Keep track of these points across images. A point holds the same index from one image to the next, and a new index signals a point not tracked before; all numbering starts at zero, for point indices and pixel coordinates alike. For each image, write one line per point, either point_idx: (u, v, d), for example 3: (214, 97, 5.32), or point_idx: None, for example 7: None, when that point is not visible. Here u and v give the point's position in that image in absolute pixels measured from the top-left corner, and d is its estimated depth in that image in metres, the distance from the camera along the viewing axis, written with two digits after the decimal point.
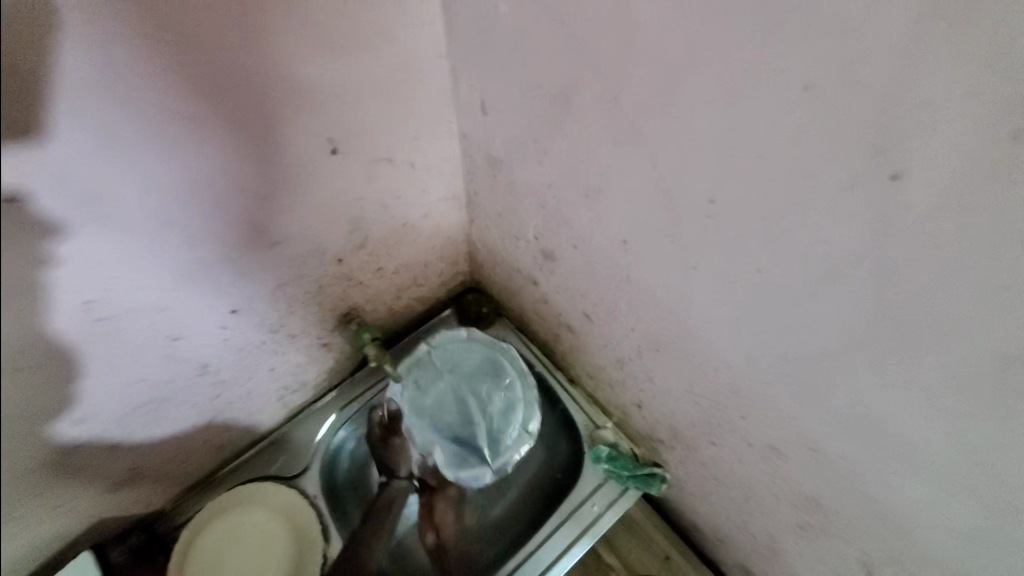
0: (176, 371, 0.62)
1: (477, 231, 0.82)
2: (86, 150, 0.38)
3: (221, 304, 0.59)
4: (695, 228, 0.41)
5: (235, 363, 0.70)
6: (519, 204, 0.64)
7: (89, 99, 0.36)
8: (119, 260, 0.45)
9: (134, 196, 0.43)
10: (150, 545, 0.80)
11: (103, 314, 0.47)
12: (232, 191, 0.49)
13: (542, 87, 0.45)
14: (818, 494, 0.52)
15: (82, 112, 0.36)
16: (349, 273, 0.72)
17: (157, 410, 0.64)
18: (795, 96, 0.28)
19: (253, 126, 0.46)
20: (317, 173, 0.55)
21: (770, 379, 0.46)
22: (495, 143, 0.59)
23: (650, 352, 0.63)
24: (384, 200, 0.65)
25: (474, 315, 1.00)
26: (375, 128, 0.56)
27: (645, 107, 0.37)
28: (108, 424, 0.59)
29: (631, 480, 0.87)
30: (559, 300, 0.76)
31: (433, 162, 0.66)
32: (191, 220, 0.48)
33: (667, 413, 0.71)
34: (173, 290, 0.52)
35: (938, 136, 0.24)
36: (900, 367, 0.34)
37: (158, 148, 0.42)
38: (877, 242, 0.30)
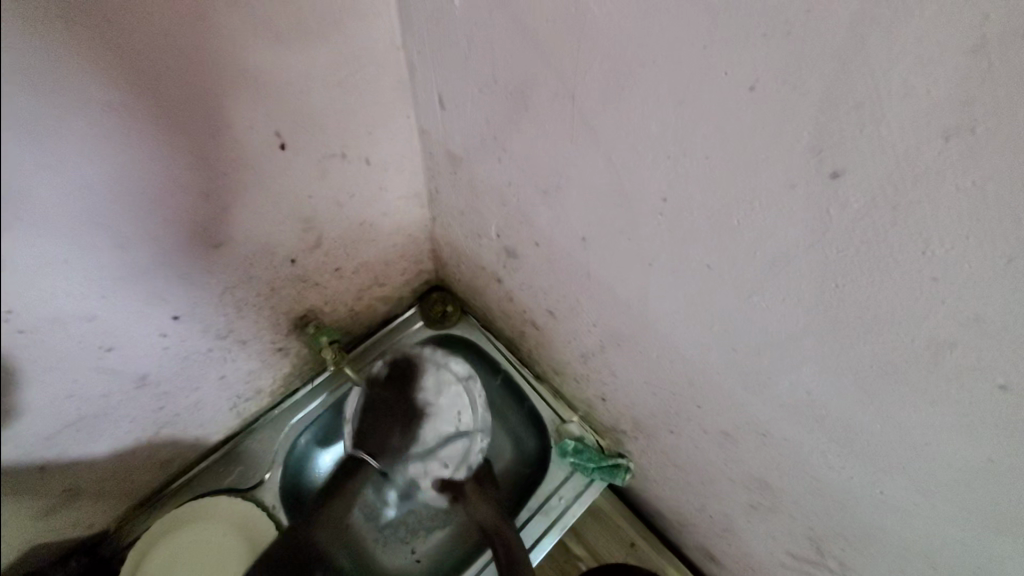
0: (111, 384, 0.58)
1: (439, 229, 0.81)
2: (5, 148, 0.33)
3: (160, 311, 0.56)
4: (650, 225, 0.41)
5: (179, 373, 0.66)
6: (479, 201, 0.63)
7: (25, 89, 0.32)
8: (41, 269, 0.41)
9: (63, 195, 0.38)
10: (92, 570, 0.74)
11: (26, 327, 0.43)
12: (169, 190, 0.46)
13: (499, 84, 0.44)
14: (769, 478, 0.55)
15: None
16: (304, 275, 0.69)
17: (90, 426, 0.60)
18: (741, 96, 0.28)
19: (190, 120, 0.43)
20: (265, 171, 0.52)
21: (724, 370, 0.48)
22: (454, 140, 0.58)
23: (612, 347, 0.64)
24: (339, 198, 0.63)
25: (439, 314, 1.00)
26: (327, 123, 0.54)
27: (600, 106, 0.37)
28: (37, 447, 0.53)
29: (596, 472, 0.88)
30: (522, 297, 0.76)
31: (390, 159, 0.64)
32: (125, 223, 0.45)
33: (629, 405, 0.72)
34: (100, 298, 0.49)
35: (873, 136, 0.25)
36: (840, 357, 0.36)
37: (88, 146, 0.38)
38: (816, 239, 0.31)
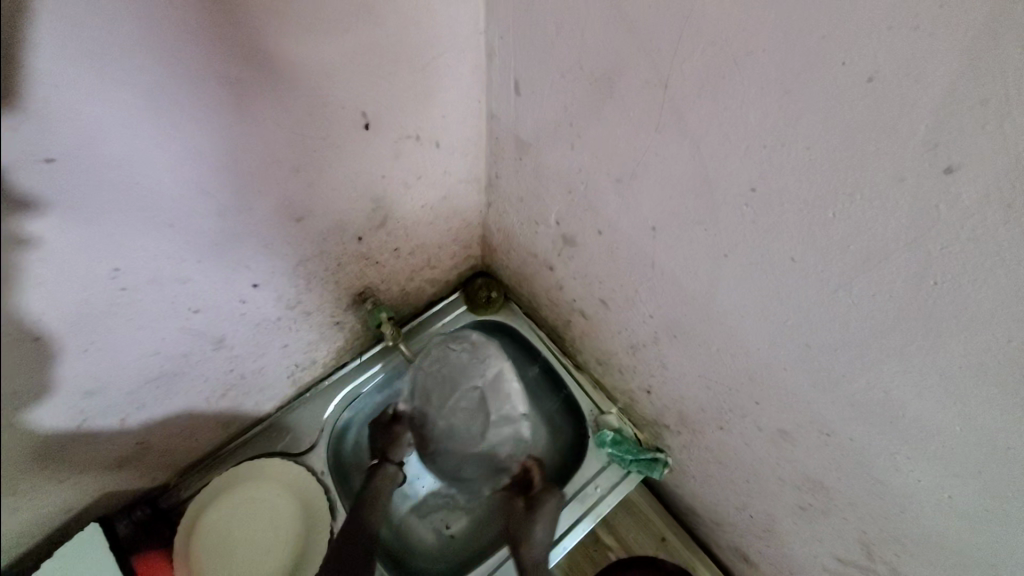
0: (193, 344, 0.62)
1: (494, 214, 0.82)
2: (119, 111, 0.37)
3: (242, 278, 0.59)
4: (732, 216, 0.42)
5: (250, 338, 0.69)
6: (544, 188, 0.64)
7: (115, 62, 0.35)
8: (146, 228, 0.45)
9: (160, 161, 0.42)
10: (154, 519, 0.81)
11: (125, 282, 0.47)
12: (261, 162, 0.49)
13: (584, 72, 0.45)
14: (825, 479, 0.55)
15: (125, 72, 0.36)
16: (367, 252, 0.72)
17: (170, 382, 0.64)
18: (856, 89, 0.29)
19: (289, 99, 0.46)
20: (349, 150, 0.55)
21: (790, 365, 0.48)
22: (525, 125, 0.58)
23: (667, 338, 0.64)
24: (407, 178, 0.65)
25: (483, 298, 1.01)
26: (405, 104, 0.55)
27: (694, 95, 0.37)
28: (120, 397, 0.59)
29: (633, 464, 0.89)
30: (574, 286, 0.76)
31: (458, 143, 0.66)
32: (221, 191, 0.48)
33: (677, 399, 0.73)
34: (195, 262, 0.52)
35: (1001, 132, 0.25)
36: (927, 355, 0.36)
37: (197, 117, 0.41)
38: (915, 235, 0.31)
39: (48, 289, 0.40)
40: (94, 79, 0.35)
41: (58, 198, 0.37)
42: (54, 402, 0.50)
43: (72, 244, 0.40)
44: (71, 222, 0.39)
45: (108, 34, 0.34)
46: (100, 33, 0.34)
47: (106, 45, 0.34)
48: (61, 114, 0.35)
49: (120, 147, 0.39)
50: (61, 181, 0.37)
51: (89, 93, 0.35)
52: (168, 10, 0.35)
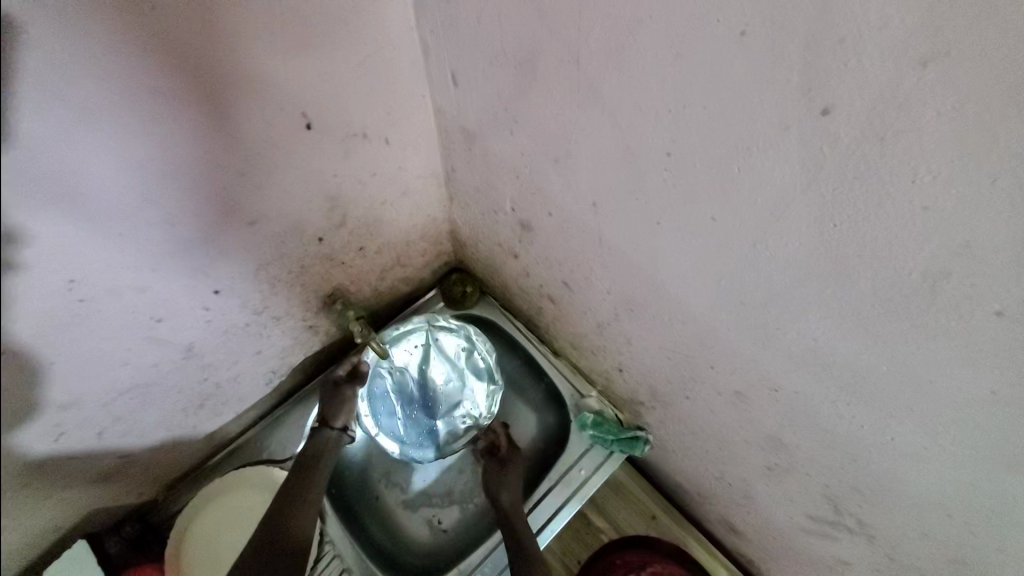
0: (162, 354, 0.63)
1: (456, 208, 0.84)
2: (70, 123, 0.39)
3: (204, 285, 0.60)
4: (657, 182, 0.43)
5: (222, 346, 0.71)
6: (494, 175, 0.65)
7: (69, 76, 0.37)
8: (100, 239, 0.46)
9: (109, 171, 0.43)
10: (144, 534, 0.82)
11: (84, 294, 0.48)
12: (210, 167, 0.50)
13: (508, 56, 0.47)
14: (783, 436, 0.56)
15: (71, 86, 0.37)
16: (331, 253, 0.73)
17: (144, 393, 0.65)
18: (733, 43, 0.30)
19: (228, 105, 0.48)
20: (296, 152, 0.57)
21: (733, 326, 0.50)
22: (467, 115, 0.60)
23: (625, 313, 0.65)
24: (362, 176, 0.66)
25: (459, 294, 1.02)
26: (348, 103, 0.57)
27: (603, 68, 0.39)
28: (94, 411, 0.60)
29: (615, 444, 0.91)
30: (538, 272, 0.78)
31: (409, 138, 0.67)
32: (172, 198, 0.49)
33: (646, 374, 0.74)
34: (153, 270, 0.53)
35: (860, 69, 0.26)
36: (843, 298, 0.37)
37: (143, 126, 0.43)
38: (807, 181, 0.33)
39: (22, 307, 0.41)
40: (48, 95, 0.36)
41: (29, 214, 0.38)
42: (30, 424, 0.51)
43: (37, 260, 0.41)
44: (39, 240, 0.40)
45: (58, 50, 0.35)
46: (50, 49, 0.35)
47: (59, 61, 0.36)
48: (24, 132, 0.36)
49: (69, 160, 0.40)
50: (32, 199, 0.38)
51: (46, 109, 0.37)
52: (109, 26, 0.37)
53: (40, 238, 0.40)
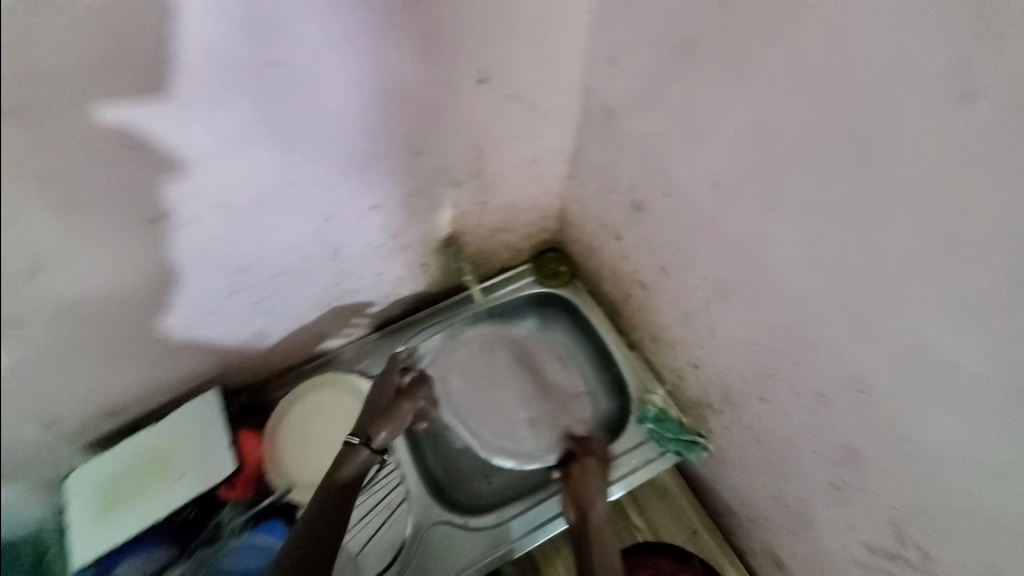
0: (317, 248, 0.77)
1: (573, 187, 0.92)
2: (324, 38, 0.52)
3: (365, 198, 0.73)
4: (786, 163, 0.48)
5: (357, 258, 0.84)
6: (622, 154, 0.73)
7: (333, 2, 0.50)
8: (313, 134, 0.60)
9: (337, 82, 0.57)
10: (252, 408, 0.96)
11: (292, 175, 0.63)
12: (403, 96, 0.62)
13: (672, 39, 0.54)
14: (858, 444, 0.57)
15: (332, 11, 0.50)
16: (460, 200, 0.84)
17: (295, 279, 0.80)
18: (891, 32, 0.36)
19: (434, 49, 0.59)
20: (465, 101, 0.68)
21: (831, 317, 0.52)
22: (613, 95, 0.68)
23: (718, 302, 0.69)
24: (506, 135, 0.76)
25: (551, 272, 1.11)
26: (517, 67, 0.67)
27: (763, 51, 0.45)
28: (262, 279, 0.75)
29: (672, 442, 0.93)
30: (637, 256, 0.83)
31: (553, 111, 0.77)
32: (371, 115, 0.62)
33: (723, 371, 0.76)
34: (338, 173, 0.67)
35: (1013, 56, 0.31)
36: (956, 287, 0.40)
37: (371, 52, 0.56)
38: (941, 163, 0.36)
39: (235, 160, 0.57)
40: (315, 13, 0.50)
41: (260, 92, 0.53)
42: (221, 262, 0.68)
43: (261, 130, 0.57)
44: (267, 114, 0.55)
45: None
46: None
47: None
48: (284, 32, 0.50)
49: (320, 66, 0.54)
50: (264, 81, 0.52)
51: (313, 23, 0.50)
52: None
53: (269, 113, 0.55)
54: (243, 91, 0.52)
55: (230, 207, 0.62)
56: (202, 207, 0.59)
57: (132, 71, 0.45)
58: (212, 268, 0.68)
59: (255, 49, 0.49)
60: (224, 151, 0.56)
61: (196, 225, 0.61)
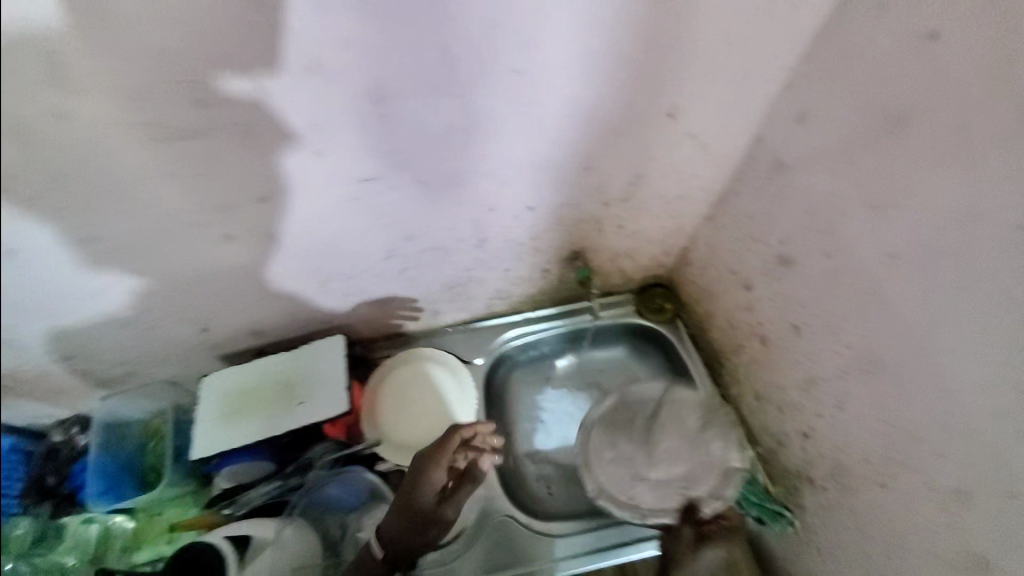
0: (469, 234, 0.84)
1: (708, 230, 0.94)
2: (561, 63, 0.59)
3: (526, 199, 0.79)
4: (988, 251, 0.49)
5: (497, 251, 0.90)
6: (783, 208, 0.75)
7: (581, 34, 0.57)
8: (517, 139, 0.68)
9: (555, 100, 0.64)
10: (360, 362, 1.05)
11: (485, 169, 0.71)
12: (597, 116, 0.68)
13: (883, 111, 0.56)
14: (992, 554, 0.55)
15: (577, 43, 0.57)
16: (604, 218, 0.89)
17: (440, 255, 0.87)
18: None
19: (641, 81, 0.65)
20: (645, 130, 0.72)
21: (996, 414, 0.51)
22: (791, 152, 0.71)
23: (857, 373, 0.69)
24: (669, 168, 0.81)
25: (656, 306, 1.13)
26: (703, 108, 0.71)
27: (992, 140, 0.46)
28: (417, 249, 0.84)
29: (756, 507, 0.91)
30: (765, 310, 0.84)
31: (718, 155, 0.80)
32: (569, 130, 0.69)
33: (843, 445, 0.75)
34: (518, 175, 0.74)
35: None
36: None
37: (592, 79, 0.62)
38: None
39: (448, 147, 0.66)
40: (563, 40, 0.57)
41: (493, 96, 0.61)
42: (395, 226, 0.77)
43: (479, 127, 0.64)
44: (490, 115, 0.63)
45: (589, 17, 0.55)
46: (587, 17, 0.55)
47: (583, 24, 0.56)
48: (534, 52, 0.57)
49: (546, 84, 0.61)
50: (500, 89, 0.60)
51: (557, 48, 0.58)
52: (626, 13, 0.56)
53: (491, 115, 0.63)
54: (479, 92, 0.60)
55: (424, 184, 0.70)
56: (401, 179, 0.68)
57: (376, 54, 0.53)
58: (386, 229, 0.77)
59: (506, 61, 0.57)
60: (444, 138, 0.64)
61: (393, 192, 0.70)
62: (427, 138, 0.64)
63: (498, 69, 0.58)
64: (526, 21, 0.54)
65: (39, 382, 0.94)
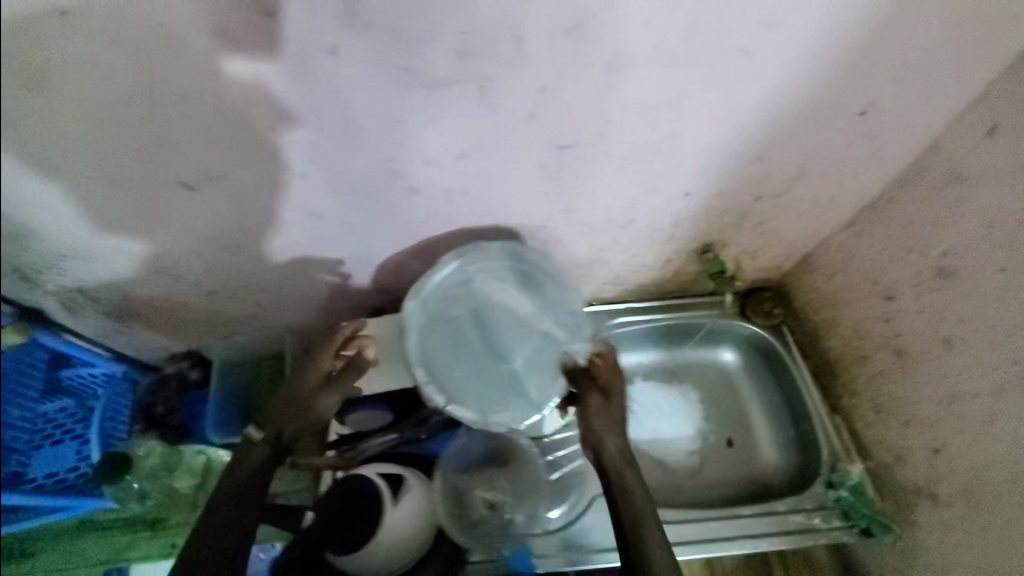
0: (620, 215, 0.86)
1: (850, 235, 0.98)
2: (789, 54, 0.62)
3: (689, 185, 0.81)
4: None
5: (640, 235, 0.93)
6: (952, 219, 0.77)
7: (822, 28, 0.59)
8: (711, 122, 0.70)
9: (765, 89, 0.66)
10: None
11: (669, 150, 0.73)
12: (793, 109, 0.71)
13: None
14: None
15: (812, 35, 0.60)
16: (752, 212, 0.93)
17: (585, 232, 0.90)
18: None
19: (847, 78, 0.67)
20: (830, 126, 0.75)
21: None
22: (973, 165, 0.73)
23: (1014, 390, 0.69)
24: (834, 168, 0.84)
25: (767, 311, 1.16)
26: (893, 111, 0.74)
27: None
28: (569, 225, 0.87)
29: (861, 520, 0.93)
30: (908, 320, 0.86)
31: (888, 159, 0.83)
32: (757, 118, 0.71)
33: (979, 464, 0.75)
34: (690, 158, 0.75)
35: None
36: None
37: (807, 72, 0.65)
38: None
39: (647, 124, 0.68)
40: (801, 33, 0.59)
41: (713, 80, 0.63)
42: (558, 198, 0.80)
43: (685, 108, 0.66)
44: (701, 98, 0.65)
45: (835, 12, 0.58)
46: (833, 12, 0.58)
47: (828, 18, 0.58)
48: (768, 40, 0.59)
49: (766, 72, 0.64)
50: (724, 74, 0.63)
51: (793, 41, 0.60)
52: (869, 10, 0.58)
53: (702, 97, 0.65)
54: (702, 74, 0.62)
55: (607, 158, 0.73)
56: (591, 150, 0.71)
57: (631, 32, 0.55)
58: (550, 201, 0.80)
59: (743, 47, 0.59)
60: (650, 116, 0.66)
61: (578, 162, 0.73)
62: (634, 114, 0.66)
63: (731, 54, 0.60)
64: (778, 14, 0.56)
65: (183, 317, 0.98)
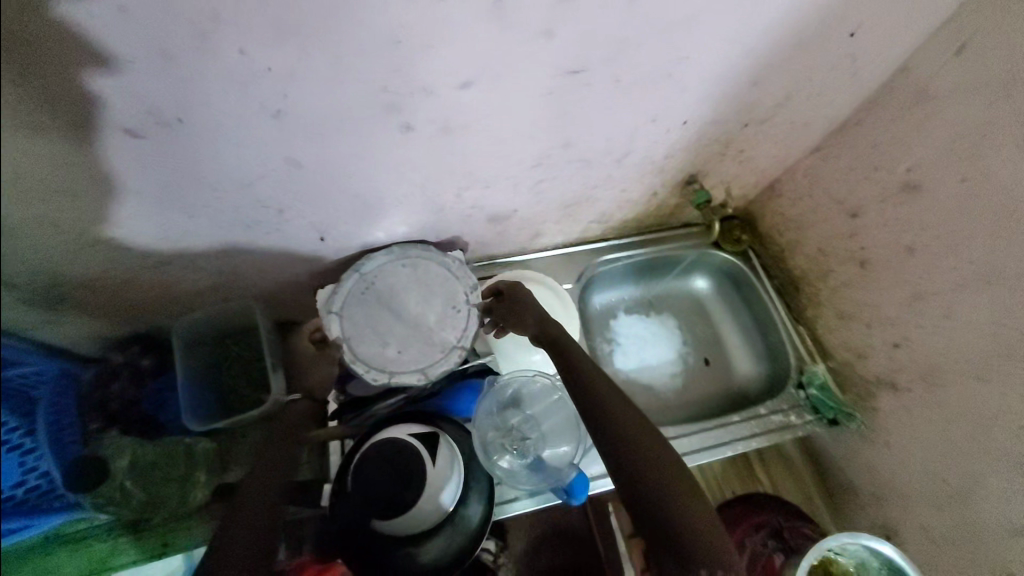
0: (618, 147, 0.84)
1: (816, 159, 1.03)
2: None
3: (688, 112, 0.81)
4: None
5: (631, 168, 0.92)
6: (921, 135, 0.82)
7: None
8: (723, 41, 0.68)
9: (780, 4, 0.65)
10: None
11: (678, 72, 0.71)
12: (792, 26, 0.70)
13: None
14: None
15: None
16: (735, 140, 0.94)
17: (581, 168, 0.87)
18: None
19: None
20: (822, 47, 0.76)
21: None
22: (943, 81, 0.77)
23: (974, 286, 0.78)
24: (812, 91, 0.86)
25: (735, 237, 1.23)
26: (878, 30, 0.75)
27: None
28: (566, 161, 0.84)
29: (828, 412, 1.04)
30: (873, 234, 0.94)
31: (861, 82, 0.86)
32: (762, 36, 0.69)
33: (936, 351, 0.85)
34: (694, 82, 0.74)
35: None
36: None
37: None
38: None
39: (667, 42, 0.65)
40: None
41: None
42: (559, 132, 0.75)
43: (706, 26, 0.64)
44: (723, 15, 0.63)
45: None
46: None
47: None
48: None
49: None
50: None
51: None
52: None
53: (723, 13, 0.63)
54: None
55: (619, 83, 0.69)
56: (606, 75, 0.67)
57: None
58: (550, 136, 0.76)
59: None
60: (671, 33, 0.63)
61: (587, 88, 0.68)
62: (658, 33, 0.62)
63: None
64: None
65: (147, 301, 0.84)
